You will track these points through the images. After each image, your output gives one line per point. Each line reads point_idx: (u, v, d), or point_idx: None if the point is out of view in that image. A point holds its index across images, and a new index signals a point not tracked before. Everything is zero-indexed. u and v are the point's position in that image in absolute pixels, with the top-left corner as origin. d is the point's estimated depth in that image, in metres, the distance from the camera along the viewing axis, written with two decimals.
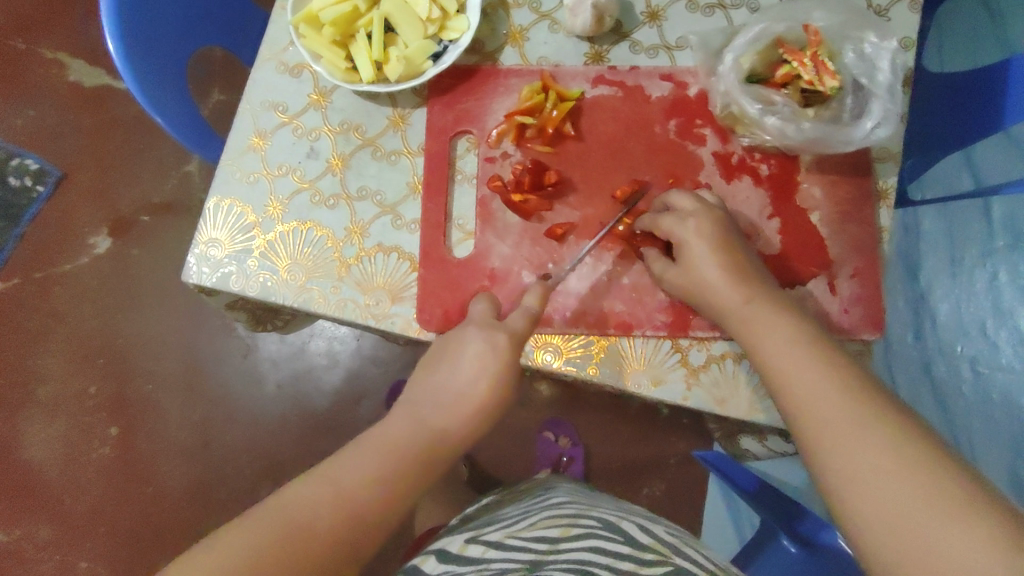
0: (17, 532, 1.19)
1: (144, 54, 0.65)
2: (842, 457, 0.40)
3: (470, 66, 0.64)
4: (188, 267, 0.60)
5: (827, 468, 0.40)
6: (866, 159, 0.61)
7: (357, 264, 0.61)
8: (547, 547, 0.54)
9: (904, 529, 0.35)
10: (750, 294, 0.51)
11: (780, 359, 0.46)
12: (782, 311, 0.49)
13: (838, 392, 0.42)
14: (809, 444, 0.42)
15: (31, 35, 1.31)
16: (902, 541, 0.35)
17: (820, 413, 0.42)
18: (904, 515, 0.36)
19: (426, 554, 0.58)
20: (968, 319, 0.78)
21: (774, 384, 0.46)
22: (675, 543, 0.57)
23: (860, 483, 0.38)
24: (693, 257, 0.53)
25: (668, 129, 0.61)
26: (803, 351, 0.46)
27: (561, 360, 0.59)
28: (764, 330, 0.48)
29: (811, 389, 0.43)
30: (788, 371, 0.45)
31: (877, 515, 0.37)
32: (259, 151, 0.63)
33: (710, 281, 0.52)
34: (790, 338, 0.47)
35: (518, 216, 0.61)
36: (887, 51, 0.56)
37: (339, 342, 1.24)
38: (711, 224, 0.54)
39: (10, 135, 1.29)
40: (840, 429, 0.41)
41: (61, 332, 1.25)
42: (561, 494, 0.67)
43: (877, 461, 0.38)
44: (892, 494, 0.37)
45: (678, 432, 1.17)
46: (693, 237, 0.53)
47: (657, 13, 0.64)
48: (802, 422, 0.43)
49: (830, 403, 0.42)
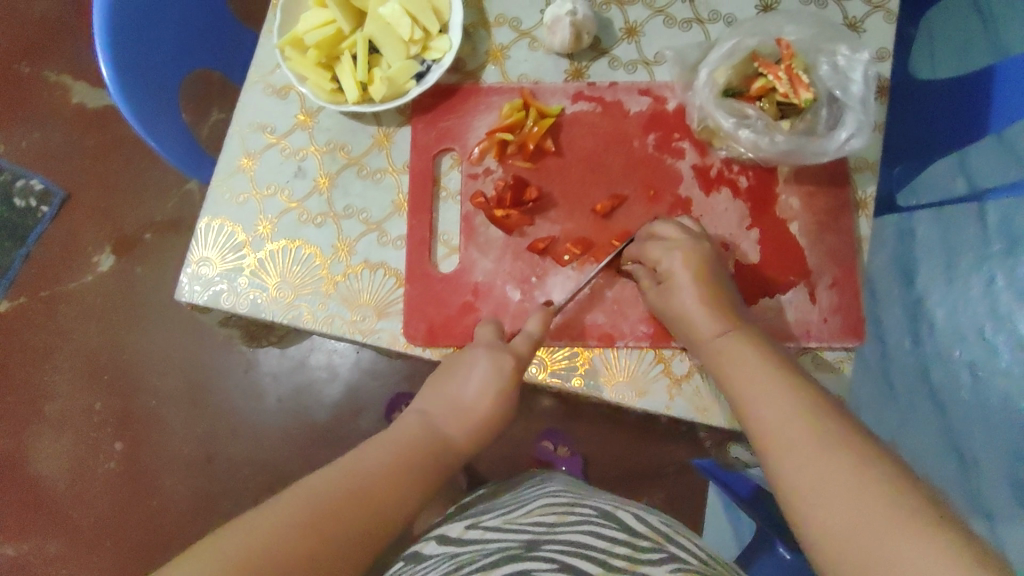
0: (26, 547, 1.22)
1: (136, 79, 0.67)
2: (810, 478, 0.40)
3: (451, 85, 0.65)
4: (181, 285, 0.62)
5: (796, 489, 0.41)
6: (844, 169, 0.61)
7: (344, 280, 0.62)
8: (544, 529, 0.55)
9: (868, 546, 0.36)
10: (722, 325, 0.52)
11: (746, 387, 0.47)
12: (755, 342, 0.50)
13: (806, 417, 0.43)
14: (779, 466, 0.42)
15: (36, 59, 1.34)
16: (868, 557, 0.36)
17: (788, 437, 0.43)
18: (868, 532, 0.36)
19: (426, 539, 0.62)
20: (966, 323, 0.83)
21: (745, 410, 0.47)
22: (669, 532, 0.57)
23: (828, 502, 0.39)
24: (677, 288, 0.54)
25: (647, 143, 0.62)
26: (771, 378, 0.47)
27: (546, 372, 0.60)
28: (737, 359, 0.49)
29: (781, 413, 0.44)
30: (760, 396, 0.46)
31: (843, 533, 0.37)
32: (247, 172, 0.65)
33: (687, 313, 0.53)
34: (761, 366, 0.48)
35: (501, 231, 0.62)
36: (860, 62, 0.57)
37: (338, 355, 1.25)
38: (699, 257, 0.55)
39: (16, 157, 1.32)
40: (807, 452, 0.41)
41: (66, 349, 1.27)
42: (557, 485, 0.68)
43: (842, 482, 0.39)
44: (858, 513, 0.37)
45: (677, 441, 1.17)
46: (680, 267, 0.54)
47: (635, 28, 0.65)
48: (772, 444, 0.44)
49: (799, 427, 0.43)
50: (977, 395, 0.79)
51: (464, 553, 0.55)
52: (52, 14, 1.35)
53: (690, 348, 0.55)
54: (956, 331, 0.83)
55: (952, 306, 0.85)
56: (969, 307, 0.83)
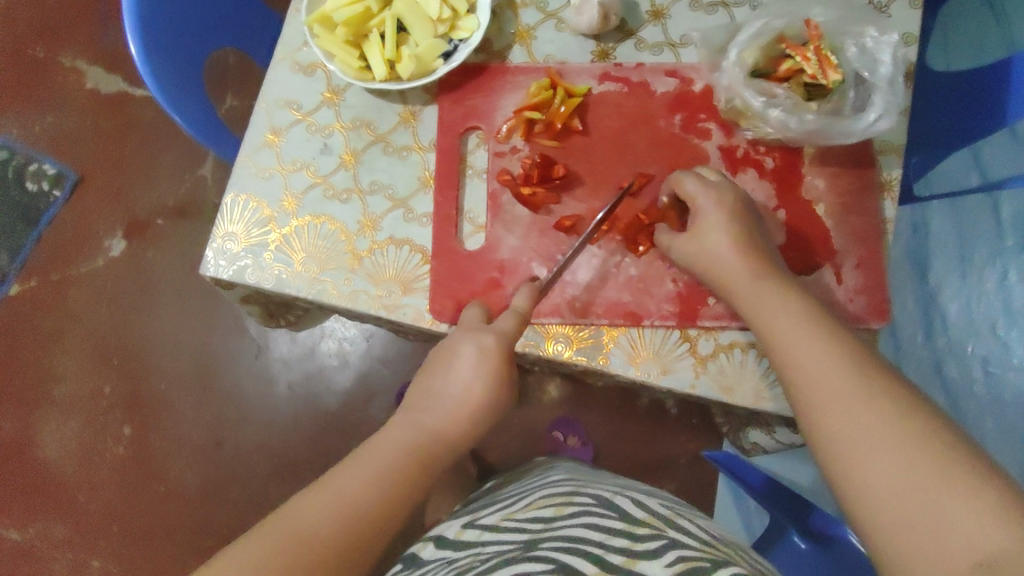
0: (34, 530, 1.21)
1: (163, 54, 0.68)
2: (852, 433, 0.41)
3: (478, 64, 0.65)
4: (206, 260, 0.62)
5: (837, 443, 0.41)
6: (870, 151, 0.62)
7: (369, 256, 0.63)
8: (541, 526, 0.55)
9: (912, 500, 0.37)
10: (759, 274, 0.52)
11: (784, 336, 0.47)
12: (792, 292, 0.50)
13: (849, 371, 0.43)
14: (819, 417, 0.43)
15: (51, 43, 1.34)
16: (910, 510, 0.37)
17: (829, 389, 0.43)
18: (910, 486, 0.37)
19: (426, 540, 0.61)
20: (979, 318, 0.83)
21: (785, 362, 0.47)
22: (670, 515, 0.58)
23: (871, 456, 0.39)
24: (709, 228, 0.54)
25: (672, 123, 0.63)
26: (811, 330, 0.47)
27: (571, 350, 0.60)
28: (774, 310, 0.49)
29: (824, 366, 0.44)
30: (801, 348, 0.46)
31: (886, 487, 0.38)
32: (273, 147, 0.65)
33: (722, 260, 0.53)
34: (800, 317, 0.48)
35: (527, 209, 0.62)
36: (888, 44, 0.57)
37: (349, 343, 1.25)
38: (732, 195, 0.56)
39: (29, 140, 1.32)
40: (853, 409, 0.41)
41: (77, 333, 1.27)
42: (560, 472, 0.69)
43: (886, 436, 0.39)
44: (901, 465, 0.38)
45: (687, 431, 1.17)
46: (713, 205, 0.55)
47: (661, 11, 0.65)
48: (813, 397, 0.44)
49: (843, 381, 0.43)
50: (992, 391, 0.81)
51: (462, 558, 0.55)
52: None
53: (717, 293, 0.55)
54: (970, 327, 0.84)
55: (966, 301, 0.84)
56: (983, 302, 0.83)
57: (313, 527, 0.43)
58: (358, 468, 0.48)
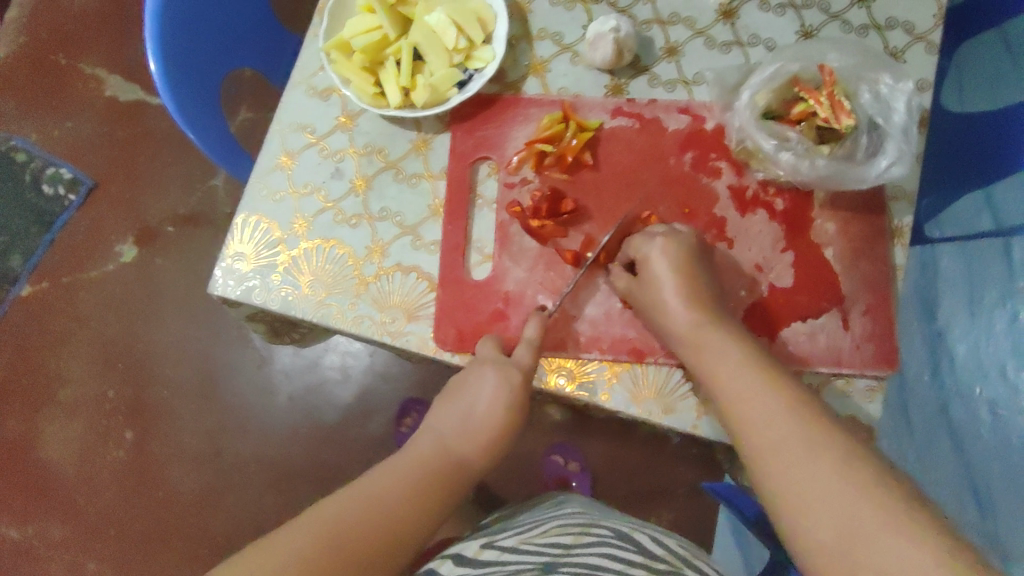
0: (31, 531, 1.22)
1: (181, 73, 0.68)
2: (795, 480, 0.41)
3: (492, 95, 0.66)
4: (214, 278, 0.62)
5: (786, 494, 0.42)
6: (880, 198, 0.62)
7: (376, 282, 0.63)
8: (560, 551, 0.55)
9: (860, 550, 0.38)
10: (700, 318, 0.52)
11: (726, 383, 0.48)
12: (732, 334, 0.51)
13: (785, 415, 0.44)
14: (766, 468, 0.43)
15: (73, 51, 1.37)
16: (857, 555, 0.38)
17: (773, 437, 0.44)
18: (857, 536, 0.38)
19: (442, 557, 0.59)
20: (988, 360, 0.62)
21: (731, 412, 0.47)
22: (688, 556, 0.58)
23: (815, 504, 0.40)
24: (655, 274, 0.55)
25: (683, 161, 0.63)
26: (751, 374, 0.47)
27: (573, 384, 0.60)
28: (714, 356, 0.50)
29: (766, 414, 0.45)
30: (745, 398, 0.46)
31: (836, 538, 0.39)
32: (286, 170, 0.66)
33: (665, 302, 0.54)
34: (742, 364, 0.48)
35: (535, 241, 0.62)
36: (902, 92, 0.57)
37: (352, 358, 1.25)
38: (678, 245, 0.56)
39: (46, 145, 1.34)
40: (797, 456, 0.42)
41: (83, 337, 1.28)
42: (576, 506, 0.69)
43: (826, 483, 0.40)
44: (847, 514, 0.39)
45: (687, 462, 1.16)
46: (659, 253, 0.56)
47: (675, 48, 0.66)
48: (759, 446, 0.44)
49: (781, 429, 0.44)
50: (996, 435, 0.61)
51: None
52: (93, 8, 1.38)
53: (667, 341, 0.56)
54: (977, 368, 0.63)
55: (974, 342, 0.64)
56: (992, 343, 0.62)
57: (346, 525, 0.45)
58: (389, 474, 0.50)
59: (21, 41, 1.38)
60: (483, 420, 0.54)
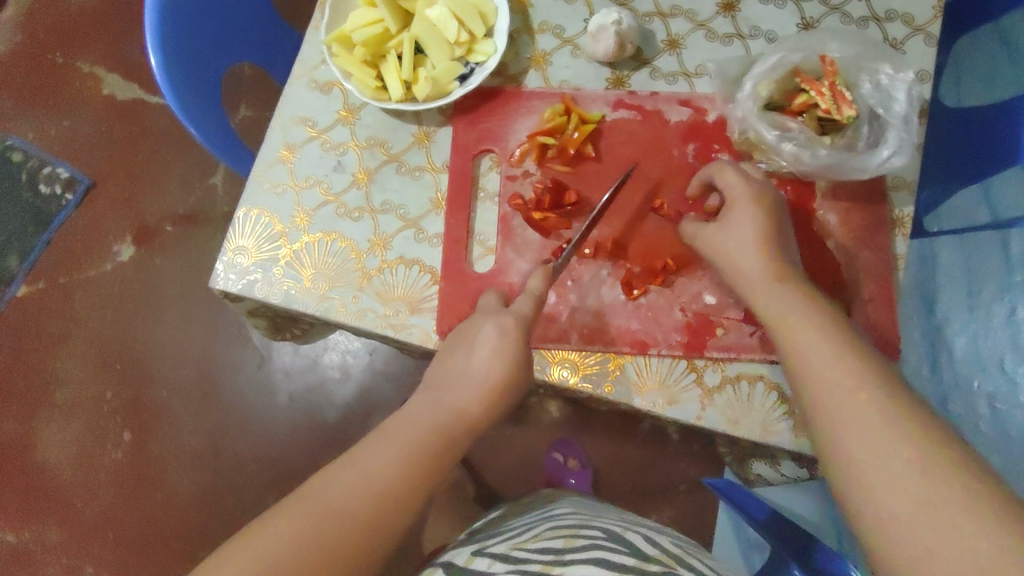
0: (28, 533, 1.21)
1: (182, 67, 0.68)
2: (860, 440, 0.40)
3: (494, 88, 0.66)
4: (216, 273, 0.62)
5: (852, 458, 0.40)
6: (881, 188, 0.62)
7: (379, 275, 0.63)
8: (552, 557, 0.54)
9: (921, 523, 0.36)
10: (777, 275, 0.50)
11: (801, 342, 0.46)
12: (812, 295, 0.49)
13: (863, 381, 0.42)
14: (835, 430, 0.42)
15: (70, 50, 1.36)
16: (917, 528, 0.36)
17: (845, 402, 0.42)
18: (921, 508, 0.37)
19: (434, 568, 0.59)
20: (987, 355, 0.62)
21: (804, 371, 0.45)
22: (682, 555, 0.58)
23: (879, 464, 0.39)
24: (736, 226, 0.53)
25: (685, 152, 0.63)
26: (832, 336, 0.46)
27: (576, 377, 0.60)
28: (795, 310, 0.48)
29: (840, 378, 0.43)
30: (821, 358, 0.45)
31: (898, 508, 0.37)
32: (287, 163, 0.65)
33: (739, 254, 0.52)
34: (819, 324, 0.46)
35: (538, 234, 0.62)
36: (903, 82, 0.57)
37: (351, 356, 1.24)
38: (751, 198, 0.54)
39: (43, 145, 1.33)
40: (872, 423, 0.40)
41: (81, 337, 1.27)
42: (566, 506, 0.68)
43: (892, 443, 0.39)
44: (913, 486, 0.37)
45: (687, 458, 1.16)
46: (747, 201, 0.54)
47: (676, 41, 0.66)
48: (826, 403, 0.43)
49: (857, 394, 0.42)
50: (998, 429, 0.62)
51: None
52: (90, 7, 1.38)
53: (733, 287, 0.54)
54: (976, 363, 0.63)
55: (973, 336, 0.63)
56: (991, 338, 0.62)
57: (338, 505, 0.42)
58: (390, 440, 0.47)
59: (18, 40, 1.38)
60: (482, 380, 0.52)
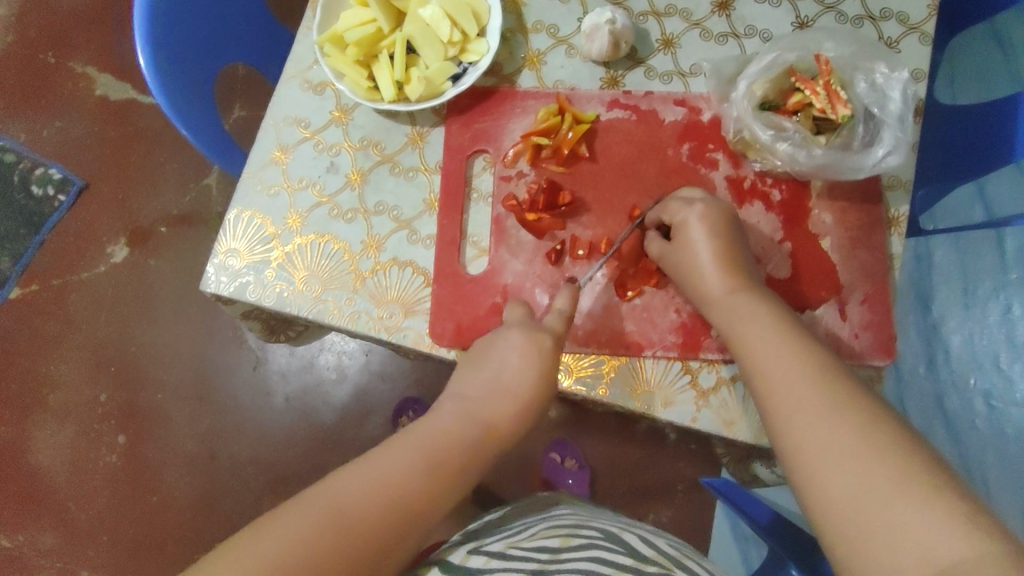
0: (23, 537, 1.20)
1: (173, 67, 0.68)
2: (815, 442, 0.41)
3: (488, 88, 0.66)
4: (207, 276, 0.61)
5: (803, 451, 0.41)
6: (877, 187, 0.62)
7: (372, 277, 0.62)
8: (548, 557, 0.55)
9: (870, 507, 0.37)
10: (732, 286, 0.53)
11: (754, 346, 0.48)
12: (765, 302, 0.51)
13: (812, 378, 0.44)
14: (787, 426, 0.43)
15: (63, 50, 1.35)
16: (870, 514, 0.37)
17: (796, 397, 0.43)
18: (870, 493, 0.37)
19: (428, 564, 0.57)
20: (982, 352, 0.66)
21: (758, 374, 0.47)
22: (678, 557, 0.58)
23: (831, 466, 0.39)
24: (689, 240, 0.55)
25: (680, 152, 0.63)
26: (783, 338, 0.47)
27: (571, 379, 0.60)
28: (744, 320, 0.50)
29: (791, 377, 0.44)
30: (771, 360, 0.46)
31: (847, 495, 0.38)
32: (280, 165, 0.65)
33: (696, 265, 0.54)
34: (772, 329, 0.48)
35: (533, 235, 0.62)
36: (898, 81, 0.57)
37: (348, 357, 1.24)
38: (717, 212, 0.56)
39: (36, 146, 1.32)
40: (821, 417, 0.41)
41: (75, 339, 1.26)
42: (563, 508, 0.68)
43: (846, 442, 0.40)
44: (863, 473, 0.38)
45: (685, 458, 1.16)
46: (697, 219, 0.55)
47: (671, 40, 0.65)
48: (784, 409, 0.44)
49: (807, 390, 0.43)
50: (993, 426, 0.64)
51: None
52: (82, 7, 1.37)
53: (701, 310, 0.55)
54: (971, 359, 0.66)
55: (968, 333, 0.66)
56: (985, 334, 0.66)
57: (354, 507, 0.41)
58: (410, 445, 0.46)
59: (9, 40, 1.37)
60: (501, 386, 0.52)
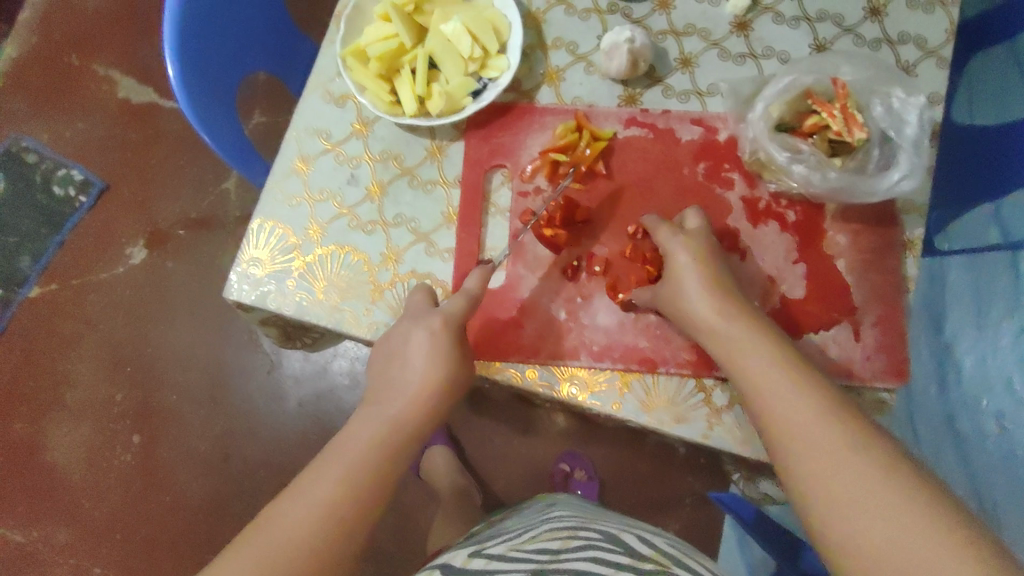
0: (37, 533, 1.22)
1: (198, 76, 0.69)
2: (832, 484, 0.40)
3: (507, 103, 0.67)
4: (230, 284, 0.63)
5: (820, 493, 0.41)
6: (892, 210, 0.63)
7: (391, 289, 0.63)
8: (549, 556, 0.54)
9: (896, 553, 0.36)
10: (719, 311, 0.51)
11: (757, 380, 0.47)
12: (761, 329, 0.50)
13: (820, 415, 0.43)
14: (801, 466, 0.42)
15: (88, 53, 1.38)
16: (896, 559, 0.36)
17: (808, 436, 0.43)
18: (895, 537, 0.37)
19: (432, 568, 0.59)
20: (995, 372, 0.52)
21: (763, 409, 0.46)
22: (677, 554, 0.58)
23: (850, 509, 0.39)
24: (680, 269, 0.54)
25: (696, 171, 0.64)
26: (784, 371, 0.46)
27: (585, 394, 0.60)
28: (743, 350, 0.49)
29: (798, 414, 0.44)
30: (776, 396, 0.45)
31: (871, 539, 0.38)
32: (301, 175, 0.66)
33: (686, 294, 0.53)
34: (772, 359, 0.47)
35: (548, 249, 0.63)
36: (914, 106, 0.57)
37: (361, 363, 1.25)
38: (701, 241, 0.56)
39: (59, 147, 1.35)
40: (834, 457, 0.41)
41: (92, 339, 1.29)
42: (564, 509, 0.69)
43: (862, 484, 0.39)
44: (883, 516, 0.38)
45: (695, 472, 1.16)
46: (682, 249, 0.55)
47: (690, 59, 0.66)
48: (795, 450, 0.43)
49: (817, 427, 0.43)
50: (1004, 450, 0.51)
51: None
52: (107, 11, 1.39)
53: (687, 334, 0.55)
54: (983, 379, 0.53)
55: (983, 353, 0.54)
56: (998, 358, 0.52)
57: (294, 533, 0.43)
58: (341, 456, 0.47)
59: (34, 42, 1.39)
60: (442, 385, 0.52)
